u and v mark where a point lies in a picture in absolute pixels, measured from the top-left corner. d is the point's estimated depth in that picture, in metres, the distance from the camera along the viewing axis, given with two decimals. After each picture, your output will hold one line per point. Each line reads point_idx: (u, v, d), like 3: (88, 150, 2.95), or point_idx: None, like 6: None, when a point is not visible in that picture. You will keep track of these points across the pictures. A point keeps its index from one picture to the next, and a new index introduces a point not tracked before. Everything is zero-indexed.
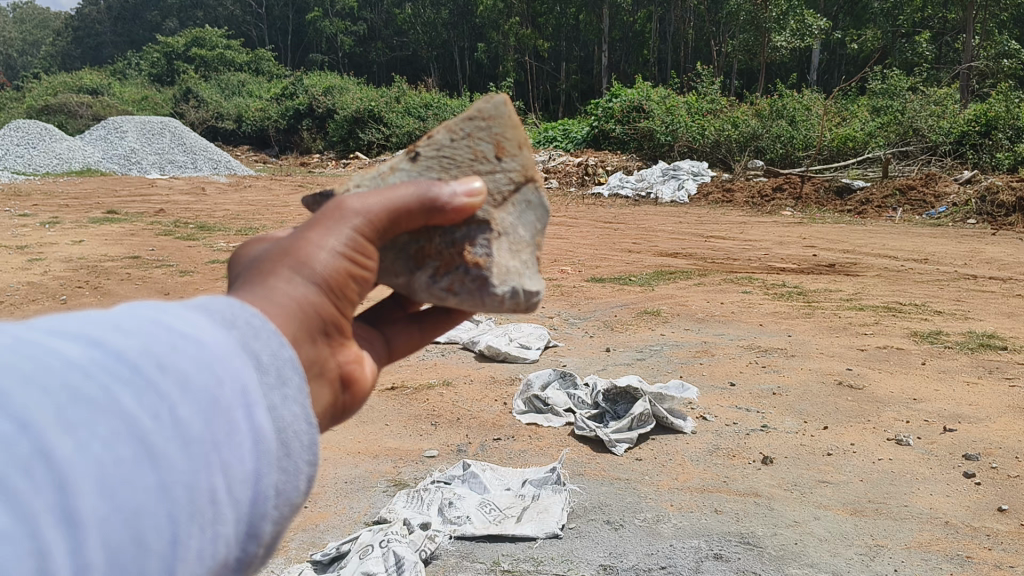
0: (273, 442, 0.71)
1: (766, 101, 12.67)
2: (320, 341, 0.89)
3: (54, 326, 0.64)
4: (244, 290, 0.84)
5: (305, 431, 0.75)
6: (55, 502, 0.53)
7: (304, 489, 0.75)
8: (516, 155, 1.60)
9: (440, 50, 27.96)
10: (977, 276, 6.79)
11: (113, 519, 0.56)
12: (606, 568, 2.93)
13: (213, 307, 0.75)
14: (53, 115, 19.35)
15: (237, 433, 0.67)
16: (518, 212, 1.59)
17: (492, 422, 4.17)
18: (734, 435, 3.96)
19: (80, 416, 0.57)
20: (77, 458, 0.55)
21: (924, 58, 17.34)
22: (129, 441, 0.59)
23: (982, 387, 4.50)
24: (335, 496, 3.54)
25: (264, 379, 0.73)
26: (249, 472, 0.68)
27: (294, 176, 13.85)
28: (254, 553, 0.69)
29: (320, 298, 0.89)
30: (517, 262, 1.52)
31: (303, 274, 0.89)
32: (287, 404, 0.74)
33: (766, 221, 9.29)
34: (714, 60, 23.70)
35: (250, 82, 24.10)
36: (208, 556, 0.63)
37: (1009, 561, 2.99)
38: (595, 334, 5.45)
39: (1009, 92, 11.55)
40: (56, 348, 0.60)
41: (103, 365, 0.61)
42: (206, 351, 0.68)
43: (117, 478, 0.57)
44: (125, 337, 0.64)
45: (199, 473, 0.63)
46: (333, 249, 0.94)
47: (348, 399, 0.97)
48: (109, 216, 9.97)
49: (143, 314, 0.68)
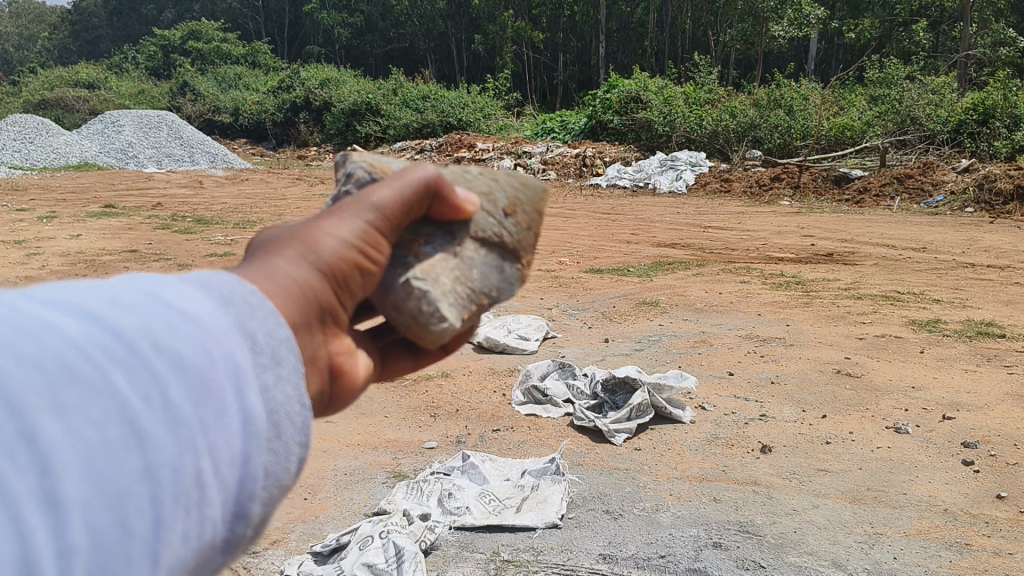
0: (263, 424, 0.72)
1: (763, 92, 12.66)
2: (314, 326, 0.88)
3: (55, 295, 0.64)
4: (246, 267, 0.85)
5: (298, 413, 0.76)
6: (37, 486, 0.53)
7: (294, 471, 0.75)
8: (529, 231, 1.31)
9: (437, 43, 27.81)
10: (975, 264, 6.79)
11: (96, 503, 0.56)
12: (606, 557, 2.96)
13: (214, 283, 0.75)
14: (49, 110, 19.35)
15: (227, 415, 0.68)
16: (490, 268, 1.25)
17: (491, 413, 4.17)
18: (732, 424, 3.97)
19: (70, 395, 0.57)
20: (64, 439, 0.55)
21: (920, 47, 17.32)
22: (118, 423, 0.59)
23: (980, 375, 4.52)
24: (335, 488, 3.55)
25: (258, 360, 0.73)
26: (237, 455, 0.68)
27: (291, 169, 13.85)
28: (242, 534, 0.69)
29: (318, 283, 0.89)
30: (449, 292, 1.18)
31: (310, 258, 0.89)
32: (280, 386, 0.74)
33: (764, 211, 9.28)
34: (712, 50, 23.57)
35: (246, 75, 24.02)
36: (195, 537, 0.63)
37: (1008, 548, 3.01)
38: (594, 324, 5.46)
39: (1005, 79, 11.48)
40: (51, 324, 0.59)
41: (96, 338, 0.61)
42: (200, 331, 0.68)
43: (102, 461, 0.56)
44: (123, 313, 0.64)
45: (186, 455, 0.63)
46: (342, 237, 0.94)
47: (335, 391, 0.96)
48: (107, 211, 9.94)
49: (140, 288, 0.68)
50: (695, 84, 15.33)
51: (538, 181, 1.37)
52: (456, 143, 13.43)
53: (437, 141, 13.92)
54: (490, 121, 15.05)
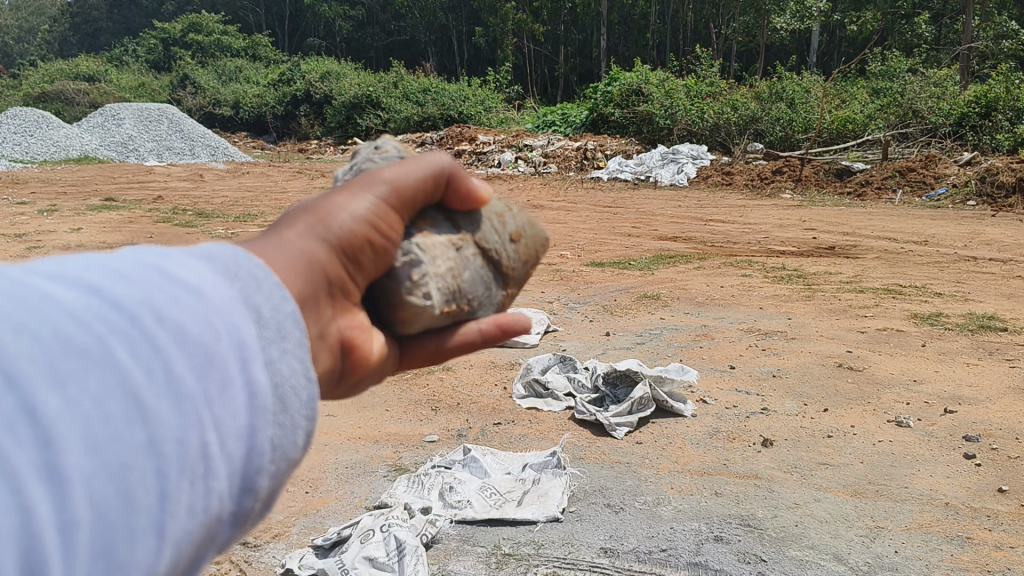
0: (268, 397, 0.71)
1: (765, 84, 12.62)
2: (323, 300, 0.90)
3: (59, 271, 0.65)
4: (258, 238, 0.85)
5: (304, 386, 0.76)
6: (36, 459, 0.53)
7: (303, 444, 0.75)
8: (518, 265, 1.36)
9: (438, 36, 27.73)
10: (976, 257, 6.78)
11: (99, 477, 0.55)
12: (607, 551, 2.96)
13: (217, 256, 0.75)
14: (50, 103, 19.34)
15: (232, 388, 0.67)
16: (475, 276, 1.27)
17: (492, 407, 4.16)
18: (734, 418, 3.97)
19: (70, 367, 0.57)
20: (64, 411, 0.55)
21: (922, 41, 17.29)
22: (119, 397, 0.59)
23: (982, 368, 4.50)
24: (336, 481, 3.54)
25: (263, 333, 0.73)
26: (243, 428, 0.68)
27: (292, 162, 13.83)
28: (250, 508, 0.69)
29: (328, 259, 0.90)
30: (445, 284, 1.20)
31: (318, 232, 0.90)
32: (285, 359, 0.74)
33: (766, 204, 9.25)
34: (714, 43, 23.51)
35: (247, 67, 23.95)
36: (200, 511, 0.63)
37: (1009, 542, 3.01)
38: (595, 317, 5.45)
39: (1008, 72, 11.45)
40: (50, 294, 0.60)
41: (98, 312, 0.61)
42: (204, 305, 0.68)
43: (103, 435, 0.56)
44: (124, 286, 0.65)
45: (189, 429, 0.63)
46: (356, 212, 0.95)
47: (347, 365, 0.97)
48: (107, 204, 9.93)
49: (143, 263, 0.69)
50: (697, 77, 15.30)
51: (541, 231, 1.45)
52: (457, 136, 13.42)
53: (438, 134, 13.90)
54: (491, 113, 15.02)
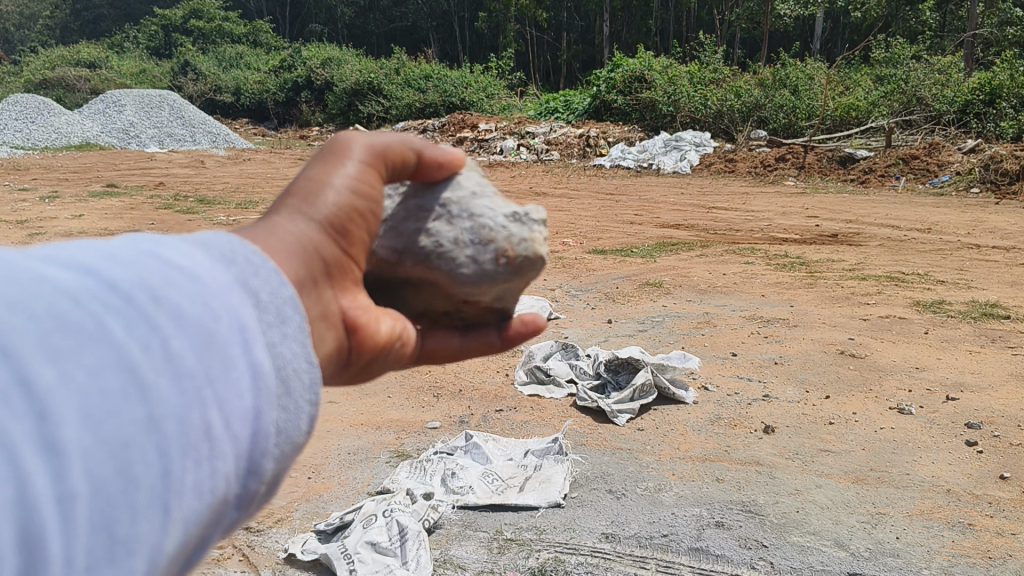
0: (273, 379, 0.72)
1: (768, 72, 12.59)
2: (321, 280, 0.91)
3: (52, 254, 0.65)
4: (251, 224, 0.87)
5: (306, 371, 0.76)
6: (32, 431, 0.52)
7: (306, 429, 0.76)
8: None
9: (439, 23, 27.59)
10: (980, 245, 6.75)
11: (97, 449, 0.55)
12: (608, 536, 2.96)
13: (213, 243, 0.76)
14: (51, 89, 19.35)
15: (234, 368, 0.68)
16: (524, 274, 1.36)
17: (494, 394, 4.17)
18: (735, 404, 3.97)
19: (65, 342, 0.56)
20: (59, 387, 0.55)
21: (926, 27, 17.19)
22: (116, 371, 0.58)
23: (984, 356, 4.50)
24: (339, 466, 3.55)
25: (264, 317, 0.74)
26: (249, 410, 0.69)
27: (293, 150, 13.83)
28: (255, 492, 0.70)
29: (320, 238, 0.91)
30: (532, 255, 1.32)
31: (308, 213, 0.91)
32: (287, 343, 0.75)
33: (769, 191, 9.23)
34: (718, 28, 23.31)
35: (247, 54, 23.82)
36: (207, 490, 0.64)
37: (1011, 529, 3.01)
38: (596, 305, 5.45)
39: (1013, 59, 11.36)
40: (45, 274, 0.60)
41: (93, 290, 0.62)
42: (202, 287, 0.69)
43: (100, 413, 0.56)
44: (120, 268, 0.65)
45: (190, 408, 0.63)
46: (342, 183, 0.97)
47: (353, 345, 0.97)
48: (109, 190, 9.92)
49: (139, 247, 0.70)
50: (700, 64, 15.22)
51: None
52: (458, 123, 13.37)
53: (439, 121, 13.87)
54: (493, 100, 14.96)
